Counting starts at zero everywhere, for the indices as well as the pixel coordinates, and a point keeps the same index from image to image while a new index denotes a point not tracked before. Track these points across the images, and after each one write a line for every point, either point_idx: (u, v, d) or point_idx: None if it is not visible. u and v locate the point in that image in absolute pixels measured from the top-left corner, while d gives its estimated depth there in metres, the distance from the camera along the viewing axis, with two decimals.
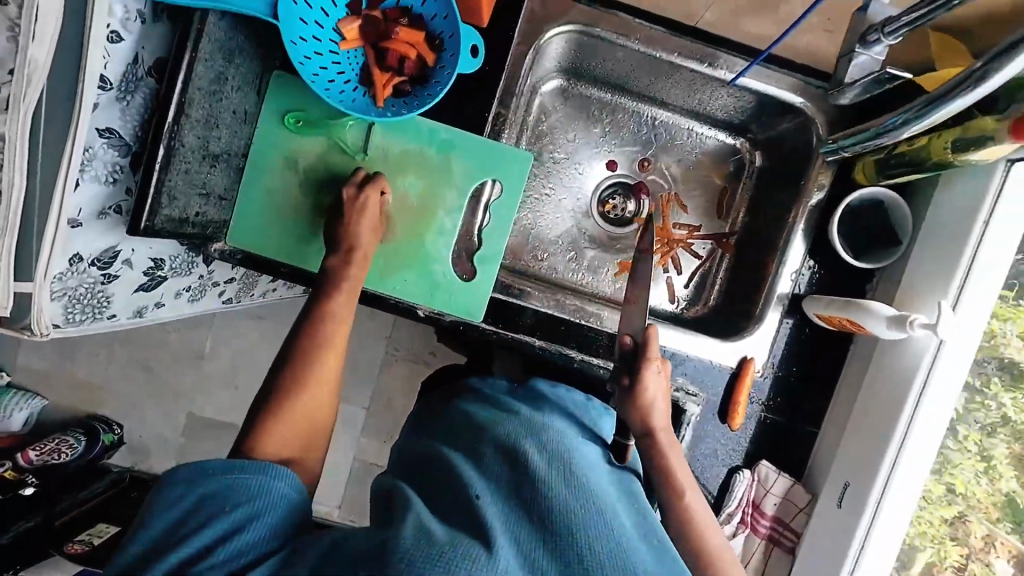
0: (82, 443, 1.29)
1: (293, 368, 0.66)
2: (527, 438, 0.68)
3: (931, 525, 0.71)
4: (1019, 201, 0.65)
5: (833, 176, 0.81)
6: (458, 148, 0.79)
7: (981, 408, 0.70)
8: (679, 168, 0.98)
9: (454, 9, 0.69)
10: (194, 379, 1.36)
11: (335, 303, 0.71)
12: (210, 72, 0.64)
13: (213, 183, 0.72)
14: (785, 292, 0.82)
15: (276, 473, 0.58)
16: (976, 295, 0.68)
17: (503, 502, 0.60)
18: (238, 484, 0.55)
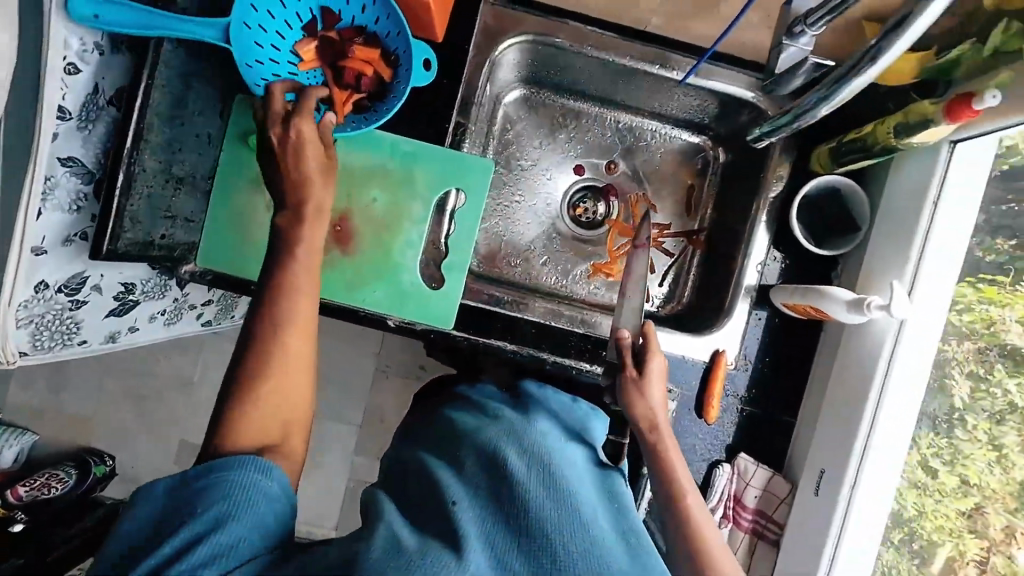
0: (73, 477, 1.27)
1: (258, 348, 0.61)
2: (507, 440, 0.67)
3: (948, 519, 0.69)
4: (965, 183, 0.67)
5: (792, 167, 0.82)
6: (421, 160, 0.80)
7: (985, 396, 0.69)
8: (646, 168, 0.99)
9: (404, 26, 0.71)
10: (185, 407, 1.35)
11: (295, 271, 0.64)
12: (167, 97, 0.66)
13: (180, 207, 0.73)
14: (752, 283, 0.83)
15: (262, 471, 0.56)
16: (931, 276, 0.69)
17: (479, 507, 0.60)
18: (224, 479, 0.54)
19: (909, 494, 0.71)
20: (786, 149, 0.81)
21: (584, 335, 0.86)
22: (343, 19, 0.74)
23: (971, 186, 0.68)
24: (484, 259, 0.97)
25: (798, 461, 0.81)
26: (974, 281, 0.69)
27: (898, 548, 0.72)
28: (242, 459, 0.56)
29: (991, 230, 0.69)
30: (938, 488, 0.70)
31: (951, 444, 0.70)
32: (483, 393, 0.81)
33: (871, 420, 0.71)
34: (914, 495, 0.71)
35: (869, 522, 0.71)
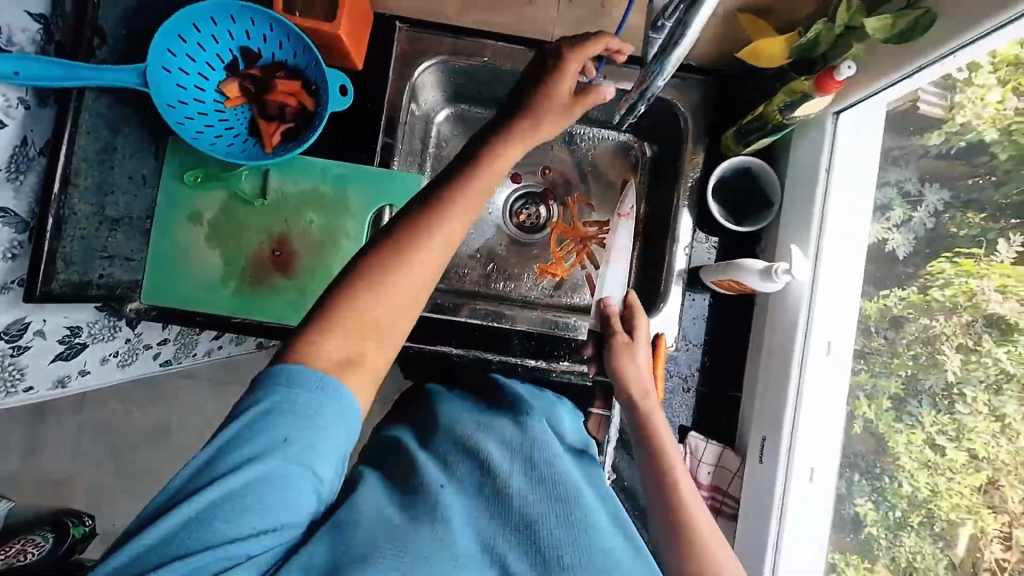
0: (50, 540, 1.22)
1: (404, 238, 0.56)
2: (486, 429, 0.63)
3: (962, 496, 0.66)
4: (848, 156, 0.75)
5: (705, 154, 0.87)
6: (351, 181, 0.84)
7: (977, 366, 0.66)
8: (579, 168, 1.01)
9: (317, 56, 0.76)
10: (165, 456, 1.33)
11: (462, 189, 0.59)
12: (95, 143, 0.70)
13: (118, 247, 0.76)
14: (682, 267, 0.86)
15: (338, 411, 0.52)
16: (832, 246, 0.76)
17: (464, 497, 0.56)
18: (304, 412, 0.50)
19: (921, 476, 0.70)
20: (697, 138, 0.86)
21: (527, 331, 0.88)
22: (262, 57, 0.79)
23: (856, 160, 0.75)
24: None
25: (744, 432, 0.84)
26: (950, 255, 0.69)
27: (920, 533, 0.70)
28: (327, 386, 0.52)
29: (961, 206, 0.69)
30: (948, 466, 0.68)
31: (954, 420, 0.68)
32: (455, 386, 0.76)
33: (796, 385, 0.75)
34: (925, 475, 0.69)
35: (822, 483, 0.78)
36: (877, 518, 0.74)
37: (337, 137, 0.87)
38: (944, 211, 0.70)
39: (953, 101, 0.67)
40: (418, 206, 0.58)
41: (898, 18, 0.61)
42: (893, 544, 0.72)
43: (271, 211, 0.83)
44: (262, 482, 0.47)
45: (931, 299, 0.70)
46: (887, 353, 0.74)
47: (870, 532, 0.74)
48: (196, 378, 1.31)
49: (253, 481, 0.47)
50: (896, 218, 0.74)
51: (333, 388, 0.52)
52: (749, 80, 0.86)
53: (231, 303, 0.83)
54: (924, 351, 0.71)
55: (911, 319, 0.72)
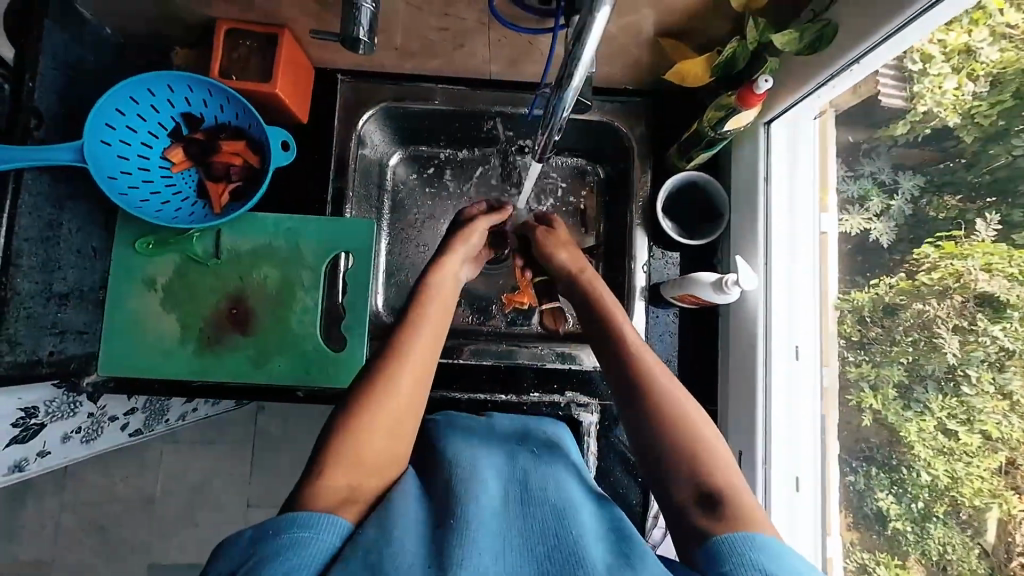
0: None
1: (387, 364, 0.61)
2: (481, 458, 0.65)
3: (982, 479, 0.61)
4: (780, 161, 0.78)
5: (652, 170, 0.89)
6: (304, 233, 0.84)
7: (975, 347, 0.62)
8: (542, 193, 0.99)
9: (257, 115, 0.77)
10: (151, 528, 1.25)
11: (427, 315, 0.68)
12: (36, 221, 0.68)
13: (67, 322, 0.76)
14: (643, 284, 0.86)
15: (335, 529, 0.48)
16: (781, 254, 0.78)
17: (452, 511, 0.54)
18: (300, 540, 0.46)
19: (938, 464, 0.64)
20: (643, 160, 0.88)
21: (493, 365, 0.88)
22: (206, 120, 0.81)
23: (787, 166, 0.79)
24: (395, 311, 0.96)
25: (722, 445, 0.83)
26: (932, 241, 0.67)
27: (947, 523, 0.64)
28: (322, 518, 0.48)
29: (936, 188, 0.68)
30: (964, 450, 0.62)
31: (963, 403, 0.63)
32: (466, 418, 0.75)
33: (763, 394, 0.76)
34: (942, 462, 0.64)
35: (809, 492, 0.76)
36: (901, 512, 0.68)
37: (288, 188, 0.88)
38: (920, 197, 0.69)
39: (913, 91, 0.67)
40: (398, 333, 0.65)
41: (804, 31, 0.65)
42: (921, 537, 0.66)
43: (225, 270, 0.83)
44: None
45: (921, 284, 0.67)
46: (886, 342, 0.70)
47: (895, 526, 0.69)
48: (178, 441, 1.26)
49: None
50: (875, 207, 0.74)
51: (322, 515, 0.49)
52: (682, 97, 0.89)
53: (188, 365, 0.82)
54: (921, 336, 0.67)
55: (904, 305, 0.69)
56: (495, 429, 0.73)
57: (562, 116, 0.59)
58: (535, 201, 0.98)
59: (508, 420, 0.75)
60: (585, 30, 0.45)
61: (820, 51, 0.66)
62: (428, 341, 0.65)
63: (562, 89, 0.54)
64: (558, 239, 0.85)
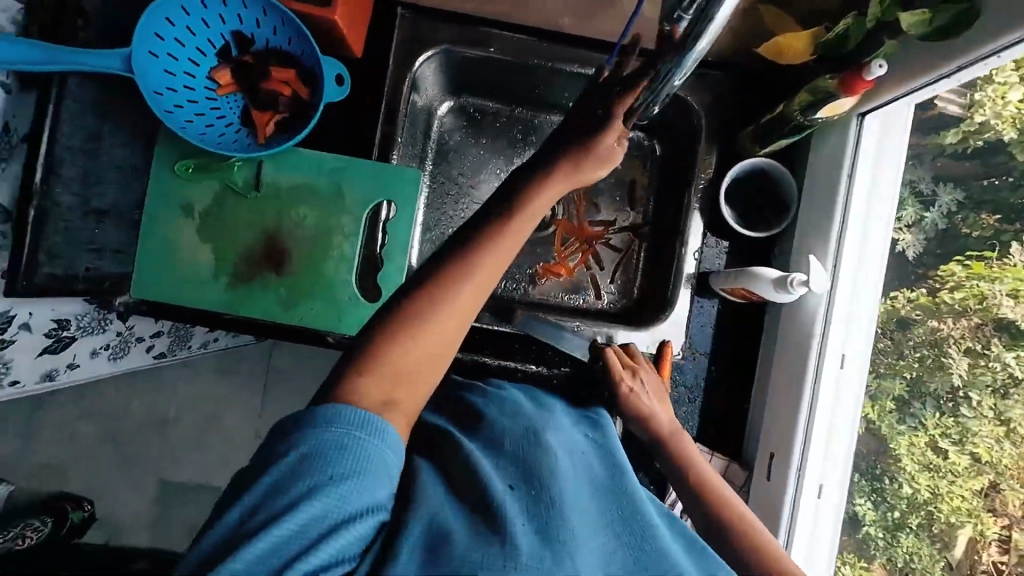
0: (49, 524, 1.15)
1: (440, 277, 0.56)
2: (548, 430, 0.63)
3: (960, 498, 0.64)
4: (871, 154, 0.72)
5: (717, 153, 0.83)
6: (350, 176, 0.81)
7: (985, 371, 0.64)
8: None
9: (312, 43, 0.72)
10: (166, 445, 1.28)
11: (510, 231, 0.59)
12: (78, 130, 0.66)
13: (105, 240, 0.74)
14: (691, 272, 0.83)
15: (386, 438, 0.50)
16: (852, 254, 0.72)
17: (535, 496, 0.54)
18: (352, 445, 0.48)
19: (922, 479, 0.67)
20: (711, 141, 0.83)
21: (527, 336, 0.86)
22: (256, 42, 0.75)
23: (876, 165, 0.72)
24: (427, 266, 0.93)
25: (752, 444, 0.81)
26: (961, 258, 0.66)
27: (918, 534, 0.67)
28: (376, 425, 0.49)
29: (975, 206, 0.66)
30: (951, 469, 0.65)
31: (958, 423, 0.65)
32: (512, 392, 0.71)
33: (810, 400, 0.72)
34: (926, 478, 0.67)
35: (832, 501, 0.74)
36: (876, 518, 0.71)
37: (339, 122, 0.84)
38: (957, 212, 0.67)
39: (973, 100, 0.64)
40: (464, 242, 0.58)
41: (938, 12, 0.59)
42: (891, 544, 0.69)
43: (265, 205, 0.80)
44: (332, 523, 0.45)
45: (942, 302, 0.67)
46: (892, 354, 0.71)
47: (867, 531, 0.71)
48: (202, 366, 1.28)
49: (301, 492, 0.45)
50: (908, 217, 0.71)
51: (379, 421, 0.50)
52: (771, 74, 0.82)
53: (221, 298, 0.80)
54: (930, 353, 0.68)
55: (919, 321, 0.69)
56: (545, 406, 0.70)
57: (656, 107, 0.62)
58: None
59: (554, 403, 0.72)
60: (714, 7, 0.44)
61: (953, 37, 0.59)
62: (497, 259, 0.58)
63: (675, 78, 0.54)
64: (639, 394, 0.74)
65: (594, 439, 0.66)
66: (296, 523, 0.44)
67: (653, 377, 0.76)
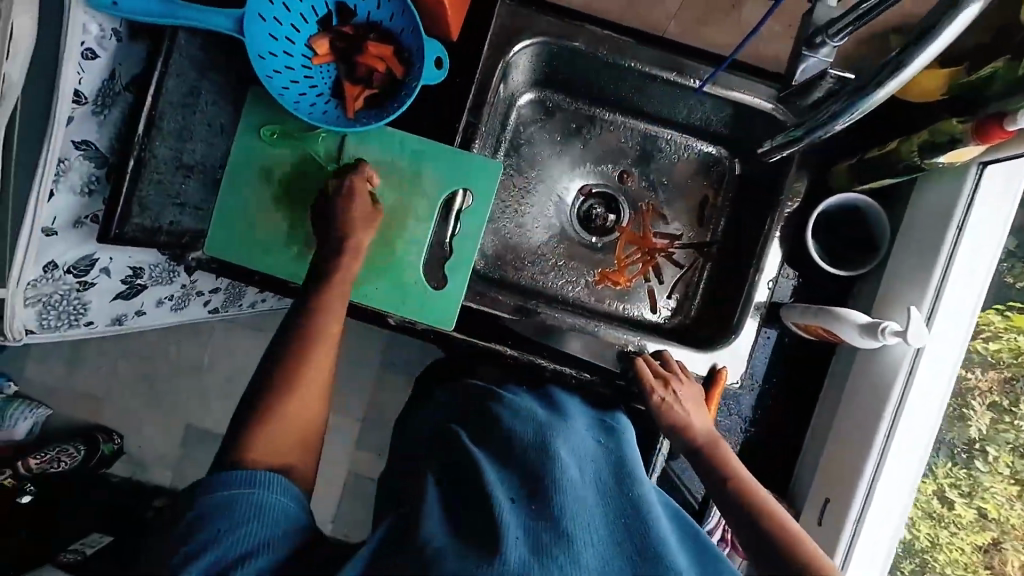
0: (82, 452, 1.20)
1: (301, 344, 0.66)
2: (559, 438, 0.65)
3: (962, 551, 0.71)
4: (990, 202, 0.67)
5: (808, 182, 0.80)
6: (429, 159, 0.80)
7: (1010, 429, 0.70)
8: (659, 177, 0.99)
9: (418, 22, 0.71)
10: (195, 393, 1.28)
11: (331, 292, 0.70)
12: (181, 86, 0.67)
13: (188, 194, 0.74)
14: (762, 301, 0.80)
15: (276, 485, 0.57)
16: (954, 304, 0.67)
17: (535, 506, 0.57)
18: (242, 498, 0.55)
19: (924, 526, 0.71)
20: (804, 166, 0.79)
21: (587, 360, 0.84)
22: (358, 15, 0.75)
23: (997, 217, 0.67)
24: (487, 258, 0.99)
25: (803, 483, 0.79)
26: (1002, 308, 0.69)
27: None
28: (263, 477, 0.57)
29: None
30: (954, 521, 0.71)
31: (971, 476, 0.70)
32: (527, 396, 0.73)
33: (881, 449, 0.68)
34: (930, 526, 0.71)
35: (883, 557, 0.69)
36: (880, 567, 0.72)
37: (432, 105, 0.83)
38: (1005, 261, 0.69)
39: None
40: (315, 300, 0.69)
41: None
42: None
43: None
44: (235, 558, 0.51)
45: (977, 350, 0.69)
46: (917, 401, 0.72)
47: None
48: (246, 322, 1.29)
49: (202, 542, 0.51)
50: None
51: (265, 474, 0.57)
52: (881, 109, 0.78)
53: (290, 265, 0.80)
54: (956, 403, 0.70)
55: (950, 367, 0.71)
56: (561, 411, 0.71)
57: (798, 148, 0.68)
58: (653, 178, 0.99)
59: (571, 405, 0.74)
60: (932, 37, 0.49)
61: None
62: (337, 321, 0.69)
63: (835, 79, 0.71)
64: (670, 402, 0.73)
65: (608, 449, 0.67)
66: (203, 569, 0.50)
67: (688, 390, 0.74)
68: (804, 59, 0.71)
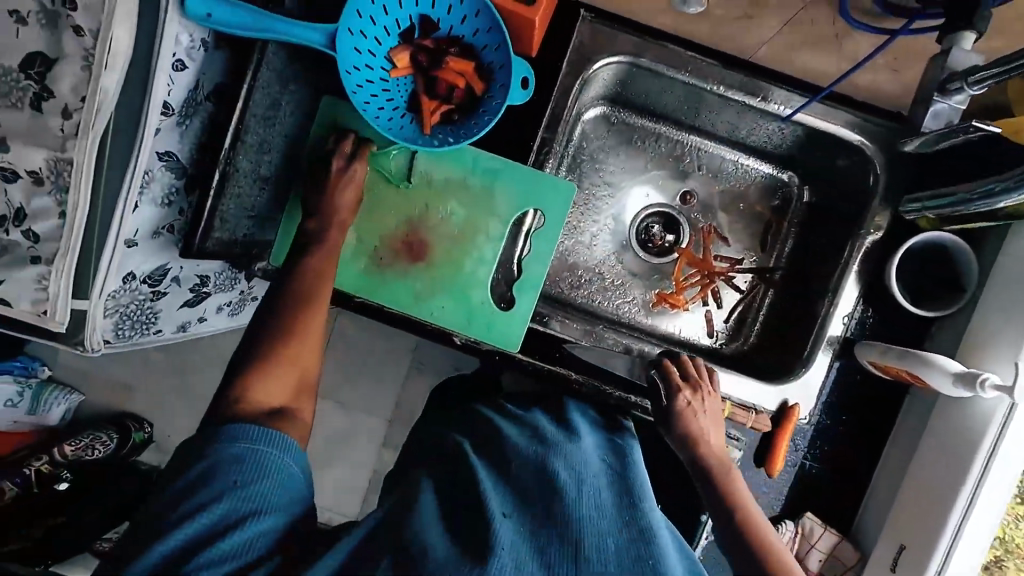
0: (114, 441, 1.08)
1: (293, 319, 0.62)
2: (562, 454, 0.62)
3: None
4: None
5: (891, 218, 0.78)
6: (502, 178, 0.78)
7: None
8: (721, 199, 0.96)
9: (506, 41, 0.69)
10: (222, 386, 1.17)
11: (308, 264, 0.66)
12: (265, 99, 0.66)
13: (262, 206, 0.72)
14: (836, 335, 0.79)
15: (287, 448, 0.54)
16: None
17: (524, 518, 0.54)
18: (250, 455, 0.51)
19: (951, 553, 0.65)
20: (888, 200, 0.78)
21: None
22: (440, 28, 0.73)
23: None
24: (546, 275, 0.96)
25: (869, 522, 0.78)
26: None
27: None
28: (271, 433, 0.53)
29: None
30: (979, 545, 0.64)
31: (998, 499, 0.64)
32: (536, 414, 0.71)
33: (967, 500, 0.64)
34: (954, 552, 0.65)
35: None
36: None
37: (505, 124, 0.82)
38: None
39: None
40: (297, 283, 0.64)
41: None
42: None
43: (416, 195, 0.78)
44: (233, 520, 0.48)
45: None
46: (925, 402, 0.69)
47: None
48: None
49: (206, 501, 0.48)
50: None
51: (268, 429, 0.54)
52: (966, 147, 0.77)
53: (358, 281, 0.77)
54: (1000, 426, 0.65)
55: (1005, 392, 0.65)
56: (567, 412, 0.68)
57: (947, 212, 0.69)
58: (715, 198, 0.96)
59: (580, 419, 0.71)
60: None
61: None
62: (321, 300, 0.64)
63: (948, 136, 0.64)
64: (697, 408, 0.70)
65: (615, 465, 0.63)
66: (197, 527, 0.47)
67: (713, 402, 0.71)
68: (934, 102, 0.65)
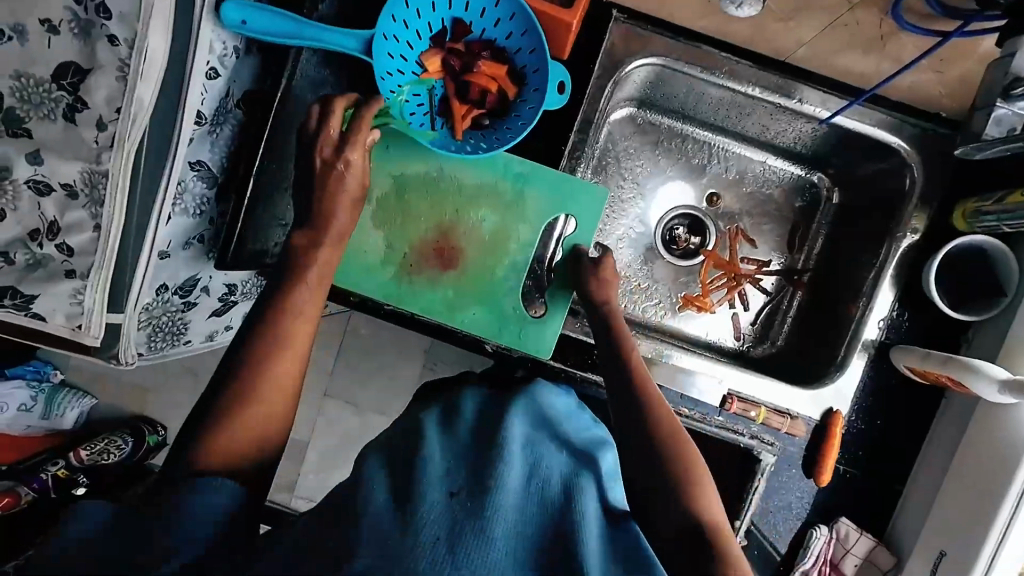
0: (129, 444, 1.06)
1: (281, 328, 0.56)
2: (512, 430, 0.56)
3: None
4: None
5: (929, 220, 0.78)
6: (534, 184, 0.77)
7: None
8: (748, 199, 0.94)
9: (543, 45, 0.67)
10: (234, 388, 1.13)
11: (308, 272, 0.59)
12: (297, 106, 0.65)
13: None
14: (871, 339, 0.79)
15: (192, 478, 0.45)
16: None
17: (465, 489, 0.48)
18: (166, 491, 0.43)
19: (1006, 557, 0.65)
20: (925, 202, 0.77)
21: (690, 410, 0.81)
22: (473, 32, 0.71)
23: None
24: None
25: (906, 527, 0.78)
26: None
27: None
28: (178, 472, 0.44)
29: None
30: None
31: None
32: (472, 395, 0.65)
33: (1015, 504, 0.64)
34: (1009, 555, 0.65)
35: None
36: None
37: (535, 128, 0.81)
38: None
39: None
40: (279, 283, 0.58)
41: None
42: None
43: (446, 200, 0.77)
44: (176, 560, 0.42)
45: None
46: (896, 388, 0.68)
47: None
48: None
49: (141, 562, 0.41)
50: None
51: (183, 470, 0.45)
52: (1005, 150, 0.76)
53: (386, 288, 0.77)
54: None
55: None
56: (525, 389, 0.65)
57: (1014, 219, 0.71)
58: (743, 198, 0.94)
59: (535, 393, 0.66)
60: None
61: None
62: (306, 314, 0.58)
63: (1012, 142, 0.69)
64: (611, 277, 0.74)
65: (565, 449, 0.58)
66: None
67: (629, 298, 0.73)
68: (996, 108, 0.70)
